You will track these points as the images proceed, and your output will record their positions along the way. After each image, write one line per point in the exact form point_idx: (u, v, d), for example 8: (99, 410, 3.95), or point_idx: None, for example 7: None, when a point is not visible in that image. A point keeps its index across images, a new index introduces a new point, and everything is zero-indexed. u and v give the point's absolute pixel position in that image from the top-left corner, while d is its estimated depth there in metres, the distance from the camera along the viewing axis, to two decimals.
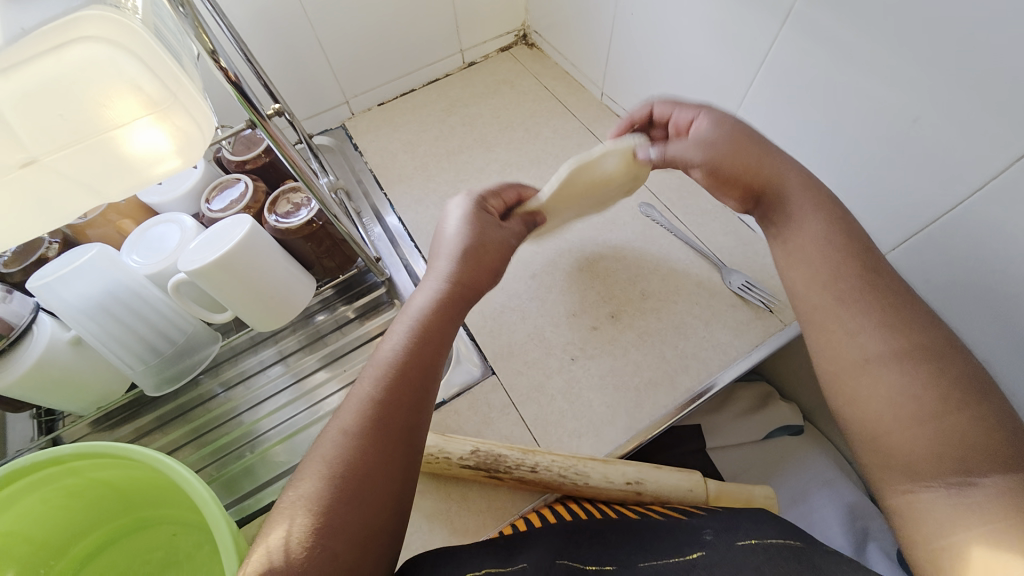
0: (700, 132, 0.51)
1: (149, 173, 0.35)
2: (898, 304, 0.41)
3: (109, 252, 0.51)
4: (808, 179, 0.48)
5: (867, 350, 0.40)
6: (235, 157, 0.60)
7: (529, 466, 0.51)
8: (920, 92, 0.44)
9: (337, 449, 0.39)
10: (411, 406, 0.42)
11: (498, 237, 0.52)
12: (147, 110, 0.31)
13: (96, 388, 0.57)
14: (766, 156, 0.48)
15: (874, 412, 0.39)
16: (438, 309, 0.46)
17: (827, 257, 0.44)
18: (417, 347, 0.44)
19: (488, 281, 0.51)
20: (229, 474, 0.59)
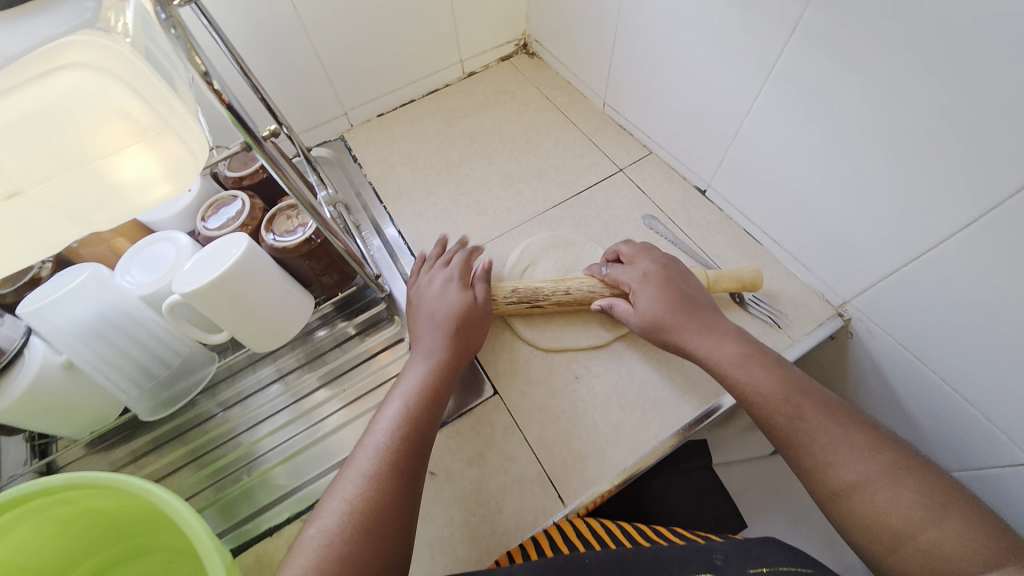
0: (646, 305, 0.57)
1: (139, 201, 0.34)
2: (829, 402, 0.48)
3: (102, 273, 0.49)
4: (723, 348, 0.53)
5: (845, 474, 0.44)
6: (233, 173, 0.59)
7: (562, 290, 0.62)
8: (934, 107, 0.43)
9: (357, 488, 0.44)
10: (415, 452, 0.48)
11: (483, 310, 0.60)
12: (137, 138, 0.30)
13: (89, 411, 0.56)
14: (680, 338, 0.55)
15: (883, 518, 0.41)
16: (435, 372, 0.54)
17: (767, 378, 0.50)
18: (419, 405, 0.52)
19: (473, 345, 0.59)
20: (226, 497, 0.58)
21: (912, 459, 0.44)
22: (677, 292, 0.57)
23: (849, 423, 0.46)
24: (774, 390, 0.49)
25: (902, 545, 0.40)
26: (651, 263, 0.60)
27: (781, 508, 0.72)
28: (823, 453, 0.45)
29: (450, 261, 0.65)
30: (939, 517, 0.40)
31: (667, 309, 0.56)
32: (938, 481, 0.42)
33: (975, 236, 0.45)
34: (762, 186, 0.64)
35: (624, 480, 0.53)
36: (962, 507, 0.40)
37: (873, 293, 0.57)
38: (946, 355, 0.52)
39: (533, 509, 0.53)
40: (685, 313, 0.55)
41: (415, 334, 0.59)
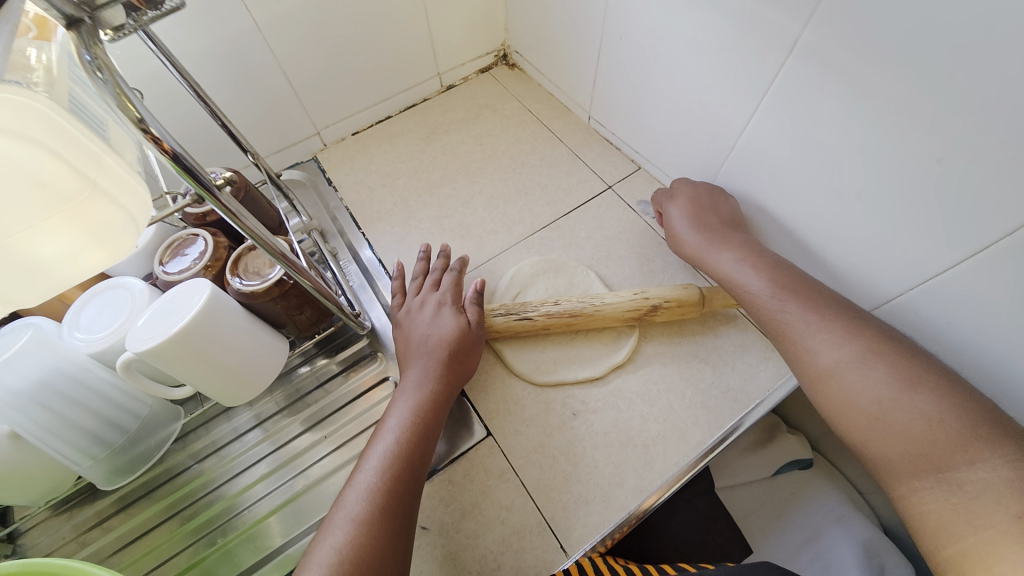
0: (678, 221, 0.63)
1: (71, 274, 0.29)
2: (816, 292, 0.50)
3: (45, 334, 0.45)
4: (719, 244, 0.58)
5: (819, 360, 0.45)
6: (194, 210, 0.54)
7: (552, 302, 0.60)
8: (941, 132, 0.41)
9: (346, 536, 0.42)
10: (406, 490, 0.46)
11: (472, 335, 0.57)
12: (61, 206, 0.26)
13: (44, 480, 0.50)
14: (698, 255, 0.60)
15: (857, 404, 0.42)
16: (426, 402, 0.52)
17: (760, 270, 0.54)
18: (410, 439, 0.49)
19: (467, 367, 0.56)
20: (204, 562, 0.53)
21: (892, 345, 0.43)
22: (699, 207, 0.62)
23: (834, 310, 0.47)
24: (763, 283, 0.52)
25: (871, 426, 0.41)
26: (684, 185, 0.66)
27: (787, 531, 0.70)
28: (800, 339, 0.48)
29: (439, 284, 0.62)
30: (905, 399, 0.40)
31: (691, 225, 0.61)
32: (915, 363, 0.41)
33: (988, 263, 0.42)
34: (760, 202, 0.61)
35: (630, 524, 0.50)
36: (935, 388, 0.39)
37: (874, 317, 0.55)
38: None
39: (533, 563, 0.49)
40: (703, 223, 0.60)
41: (403, 360, 0.56)
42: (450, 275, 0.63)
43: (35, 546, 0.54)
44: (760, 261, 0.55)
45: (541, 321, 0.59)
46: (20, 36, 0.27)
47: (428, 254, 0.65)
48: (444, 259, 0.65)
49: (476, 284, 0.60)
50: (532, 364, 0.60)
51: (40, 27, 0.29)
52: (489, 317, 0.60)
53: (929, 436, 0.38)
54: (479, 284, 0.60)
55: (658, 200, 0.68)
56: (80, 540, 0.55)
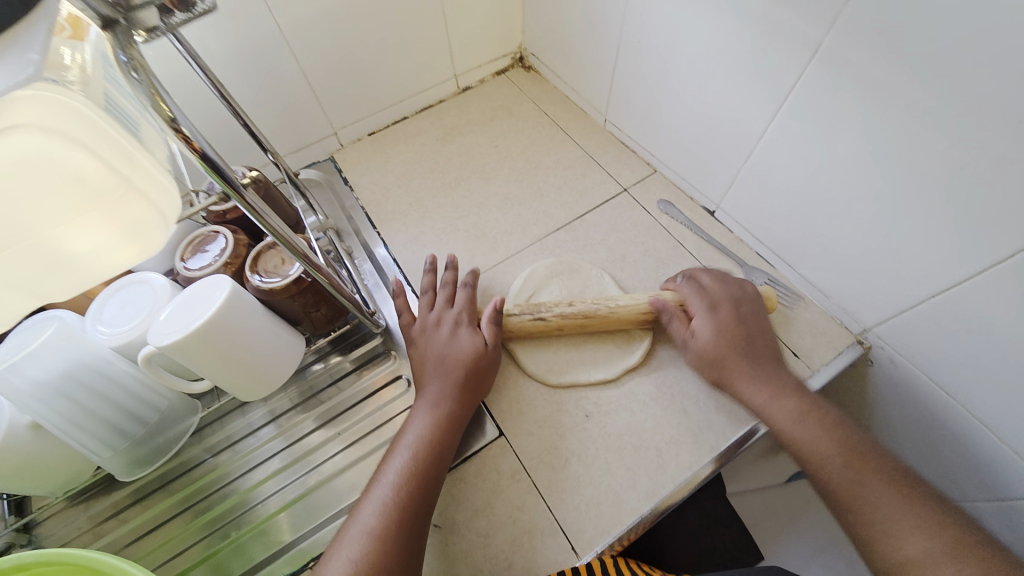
0: (708, 332, 0.55)
1: (102, 268, 0.30)
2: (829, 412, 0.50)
3: (70, 327, 0.45)
4: (743, 350, 0.54)
5: (903, 546, 0.41)
6: (215, 207, 0.55)
7: (566, 303, 0.60)
8: (966, 138, 0.40)
9: (358, 552, 0.43)
10: (418, 509, 0.47)
11: (487, 356, 0.56)
12: (95, 201, 0.27)
13: (62, 470, 0.51)
14: (724, 365, 0.54)
15: (886, 544, 0.42)
16: (442, 419, 0.52)
17: (779, 381, 0.52)
18: (425, 459, 0.49)
19: (482, 388, 0.56)
20: (217, 555, 0.54)
21: (977, 539, 0.41)
22: (745, 331, 0.55)
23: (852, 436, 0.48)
24: (784, 395, 0.51)
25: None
26: (724, 290, 0.58)
27: (800, 540, 0.69)
28: (821, 460, 0.47)
29: (454, 300, 0.62)
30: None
31: (724, 336, 0.55)
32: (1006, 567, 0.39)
33: (1011, 271, 0.42)
34: (778, 206, 0.60)
35: (641, 527, 0.50)
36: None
37: (895, 323, 0.54)
38: (977, 389, 0.49)
39: (544, 564, 0.49)
40: (735, 337, 0.55)
41: (417, 378, 0.56)
42: (465, 291, 0.62)
43: (52, 536, 0.55)
44: (780, 374, 0.53)
45: (555, 322, 0.59)
46: (55, 35, 0.25)
47: (435, 267, 0.64)
48: (453, 271, 0.64)
49: (495, 301, 0.59)
50: (545, 365, 0.60)
51: (74, 26, 0.27)
52: (505, 325, 0.59)
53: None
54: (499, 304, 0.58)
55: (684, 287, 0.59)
56: (95, 531, 0.56)
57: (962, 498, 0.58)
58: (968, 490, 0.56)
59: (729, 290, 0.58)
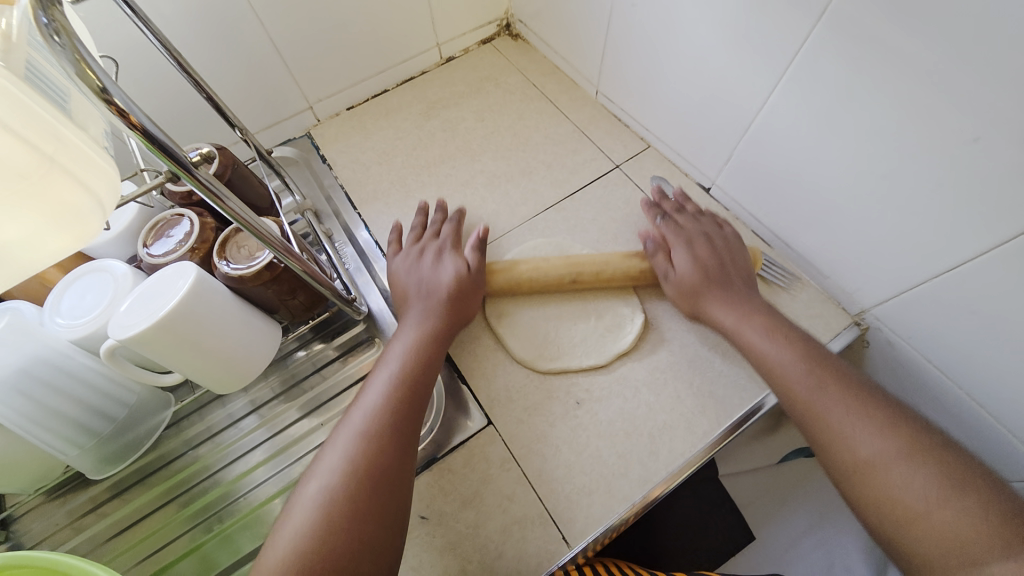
0: (684, 264, 0.57)
1: (35, 260, 0.27)
2: (792, 331, 0.51)
3: (22, 320, 0.42)
4: (714, 276, 0.56)
5: (858, 449, 0.42)
6: (179, 188, 0.51)
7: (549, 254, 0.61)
8: (980, 108, 0.38)
9: (352, 448, 0.44)
10: (409, 412, 0.48)
11: (472, 278, 0.58)
12: (10, 185, 0.23)
13: (30, 469, 0.49)
14: (696, 293, 0.56)
15: (848, 451, 0.42)
16: (429, 334, 0.54)
17: (746, 303, 0.54)
18: (410, 365, 0.51)
19: (467, 306, 0.57)
20: (201, 549, 0.53)
21: (932, 439, 0.41)
22: (717, 257, 0.57)
23: (815, 352, 0.49)
24: (751, 314, 0.53)
25: (913, 527, 0.38)
26: (698, 226, 0.60)
27: (790, 519, 0.69)
28: (785, 374, 0.48)
29: (439, 234, 0.63)
30: (949, 502, 0.37)
31: (698, 267, 0.56)
32: (955, 461, 0.39)
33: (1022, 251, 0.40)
34: (776, 183, 0.58)
35: (632, 515, 0.49)
36: (980, 494, 0.37)
37: (895, 303, 0.52)
38: (977, 372, 0.48)
39: (534, 554, 0.48)
40: (709, 268, 0.56)
41: (404, 303, 0.58)
42: (450, 224, 0.64)
43: (29, 532, 0.54)
44: (749, 295, 0.55)
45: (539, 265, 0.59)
46: None
47: (426, 210, 0.66)
48: (442, 213, 0.66)
49: (479, 229, 0.62)
50: (536, 345, 0.58)
51: None
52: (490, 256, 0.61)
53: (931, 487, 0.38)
54: (482, 234, 0.60)
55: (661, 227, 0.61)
56: (74, 526, 0.54)
57: None
58: None
59: (705, 227, 0.60)
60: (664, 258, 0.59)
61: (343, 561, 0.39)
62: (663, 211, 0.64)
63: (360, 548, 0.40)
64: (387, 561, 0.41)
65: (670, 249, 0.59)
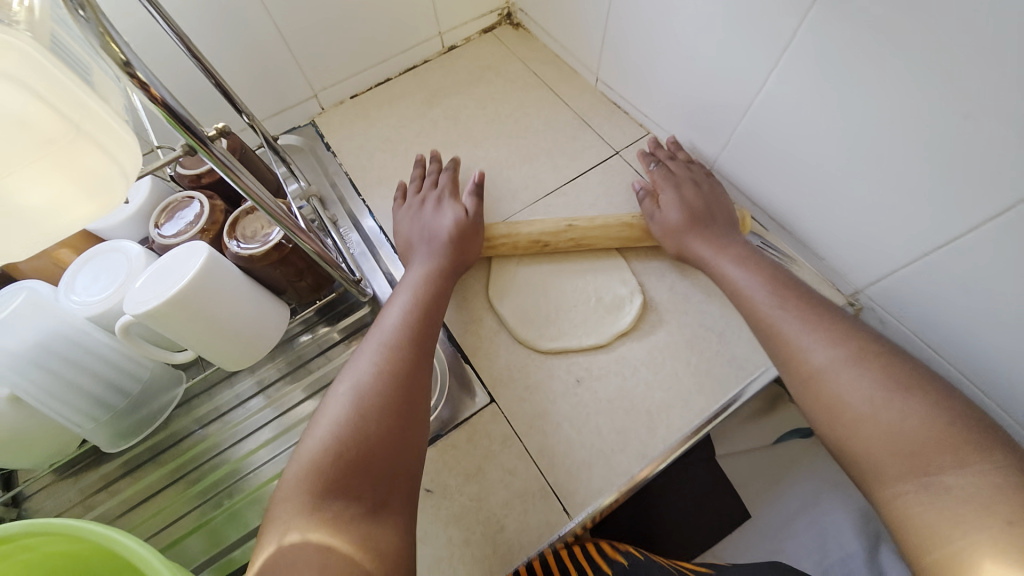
0: (671, 207, 0.61)
1: (63, 226, 0.28)
2: (764, 259, 0.55)
3: (39, 295, 0.43)
4: (699, 215, 0.60)
5: (812, 357, 0.46)
6: (188, 171, 0.53)
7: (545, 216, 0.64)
8: (967, 87, 0.39)
9: (374, 358, 0.49)
10: (423, 330, 0.52)
11: (471, 219, 0.62)
12: (39, 149, 0.24)
13: (45, 443, 0.50)
14: (681, 233, 0.60)
15: (804, 364, 0.46)
16: (436, 268, 0.58)
17: (727, 237, 0.58)
18: (424, 293, 0.55)
19: (469, 244, 0.61)
20: (210, 523, 0.54)
21: (882, 345, 0.45)
22: (703, 197, 0.61)
23: (785, 277, 0.53)
24: (731, 245, 0.57)
25: (860, 425, 0.41)
26: (687, 173, 0.65)
27: (784, 499, 0.70)
28: (756, 296, 0.52)
29: (437, 183, 0.67)
30: (894, 401, 0.41)
31: (685, 208, 0.60)
32: (902, 365, 0.43)
33: (1009, 226, 0.41)
34: (772, 168, 0.59)
35: (630, 488, 0.51)
36: (925, 394, 0.40)
37: (887, 283, 0.54)
38: (967, 348, 0.49)
39: (536, 525, 0.50)
40: (696, 208, 0.60)
41: (409, 250, 0.63)
42: (446, 175, 0.68)
43: (42, 509, 0.55)
44: (730, 230, 0.59)
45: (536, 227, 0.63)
46: None
47: (423, 162, 0.69)
48: (437, 163, 0.69)
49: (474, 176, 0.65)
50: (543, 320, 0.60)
51: None
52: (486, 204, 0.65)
53: (874, 388, 0.42)
54: (477, 181, 0.64)
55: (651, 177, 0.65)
56: (86, 503, 0.55)
57: None
58: None
59: (693, 173, 0.65)
60: (653, 204, 0.63)
61: (377, 450, 0.43)
62: (657, 159, 0.68)
63: (389, 440, 0.44)
64: (413, 454, 0.45)
65: (659, 194, 0.63)
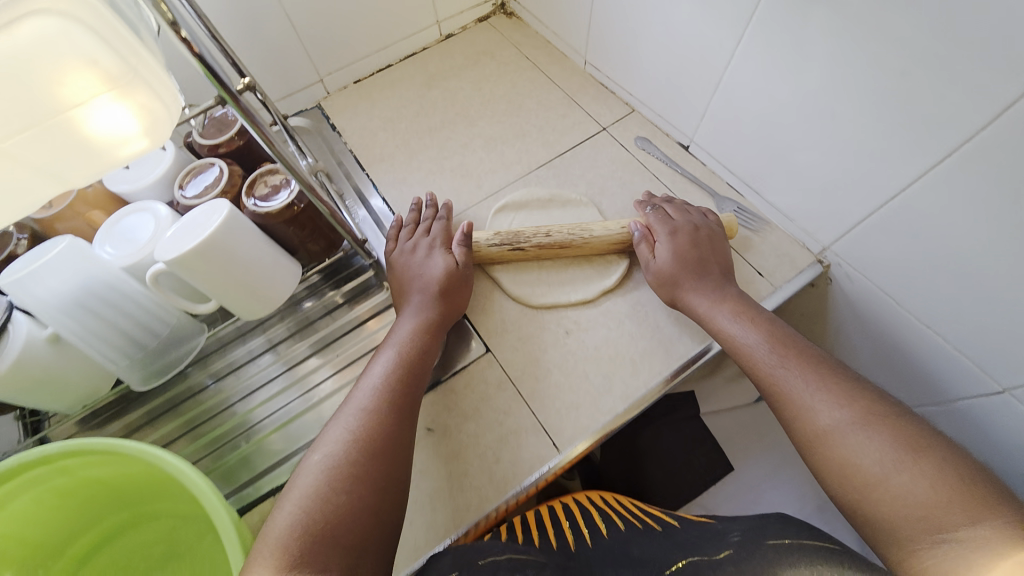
0: (665, 255, 0.60)
1: (115, 157, 0.34)
2: (764, 315, 0.54)
3: (80, 244, 0.48)
4: (693, 266, 0.58)
5: (819, 419, 0.44)
6: (208, 141, 0.58)
7: (544, 233, 0.64)
8: (907, 44, 0.43)
9: (353, 423, 0.47)
10: (406, 397, 0.51)
11: (461, 273, 0.61)
12: (106, 87, 0.30)
13: (79, 385, 0.55)
14: (678, 286, 0.58)
15: (810, 423, 0.45)
16: (424, 327, 0.56)
17: (723, 290, 0.57)
18: (411, 352, 0.54)
19: (458, 302, 0.60)
20: (226, 465, 0.59)
21: (887, 408, 0.43)
22: (697, 247, 0.60)
23: (784, 335, 0.52)
24: (727, 300, 0.56)
25: (872, 488, 0.40)
26: (685, 217, 0.63)
27: (764, 451, 0.75)
28: (758, 356, 0.51)
29: (430, 231, 0.66)
30: (904, 462, 0.40)
31: (683, 257, 0.59)
32: (911, 425, 0.42)
33: (949, 171, 0.46)
34: (745, 137, 0.64)
35: (614, 426, 0.56)
36: (935, 453, 0.39)
37: (849, 238, 0.58)
38: (923, 294, 0.54)
39: (529, 458, 0.54)
40: (690, 257, 0.59)
41: (399, 299, 0.61)
42: (439, 224, 0.66)
43: None
44: (725, 283, 0.58)
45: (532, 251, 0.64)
46: None
47: (418, 205, 0.69)
48: (432, 208, 0.69)
49: (462, 228, 0.64)
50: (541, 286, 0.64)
51: None
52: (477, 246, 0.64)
53: (883, 449, 0.41)
54: (467, 232, 0.63)
55: (648, 219, 0.63)
56: None
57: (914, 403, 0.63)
58: (919, 395, 0.61)
59: (690, 218, 0.63)
60: (649, 250, 0.62)
61: (343, 531, 0.40)
62: (653, 204, 0.66)
63: (358, 517, 0.41)
64: (384, 535, 0.42)
65: (655, 240, 0.62)
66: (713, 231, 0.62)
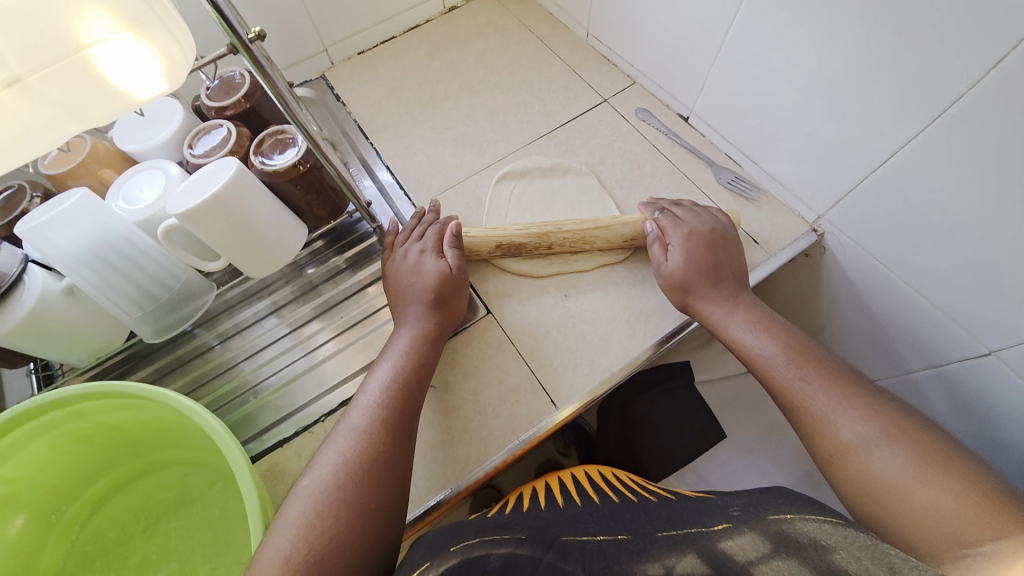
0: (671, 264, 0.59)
1: (131, 98, 0.35)
2: (783, 325, 0.55)
3: (93, 197, 0.50)
4: (695, 278, 0.58)
5: (842, 434, 0.46)
6: (215, 103, 0.59)
7: (546, 244, 0.63)
8: (900, 6, 0.44)
9: (352, 442, 0.47)
10: (405, 411, 0.51)
11: (452, 280, 0.60)
12: (124, 25, 0.31)
13: (93, 338, 0.57)
14: (687, 296, 0.58)
15: (834, 439, 0.46)
16: (419, 340, 0.56)
17: (737, 301, 0.57)
18: (407, 366, 0.54)
19: (452, 309, 0.59)
20: (232, 420, 0.61)
21: (906, 419, 0.45)
22: (703, 256, 0.59)
23: (803, 346, 0.52)
24: (742, 310, 0.56)
25: (895, 502, 0.42)
26: (694, 220, 0.62)
27: (756, 418, 0.77)
28: (777, 370, 0.51)
29: (424, 235, 0.64)
30: (927, 477, 0.41)
31: (689, 267, 0.58)
32: (929, 438, 0.44)
33: (938, 134, 0.47)
34: (743, 107, 0.65)
35: (608, 384, 0.57)
36: (954, 466, 0.42)
37: (843, 206, 0.60)
38: (914, 259, 0.55)
39: (527, 413, 0.56)
40: (692, 268, 0.58)
41: (397, 305, 0.60)
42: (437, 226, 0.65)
43: None
44: (734, 294, 0.57)
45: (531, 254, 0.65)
46: None
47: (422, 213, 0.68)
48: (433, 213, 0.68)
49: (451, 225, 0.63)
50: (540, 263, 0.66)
51: None
52: (468, 247, 0.63)
53: (908, 463, 0.43)
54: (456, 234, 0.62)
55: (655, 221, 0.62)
56: None
57: (902, 369, 0.64)
58: (907, 360, 0.63)
59: (695, 222, 0.62)
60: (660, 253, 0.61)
61: (333, 557, 0.41)
62: (661, 206, 0.65)
63: (355, 538, 0.42)
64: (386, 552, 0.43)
65: (667, 240, 0.61)
66: (727, 233, 0.61)
